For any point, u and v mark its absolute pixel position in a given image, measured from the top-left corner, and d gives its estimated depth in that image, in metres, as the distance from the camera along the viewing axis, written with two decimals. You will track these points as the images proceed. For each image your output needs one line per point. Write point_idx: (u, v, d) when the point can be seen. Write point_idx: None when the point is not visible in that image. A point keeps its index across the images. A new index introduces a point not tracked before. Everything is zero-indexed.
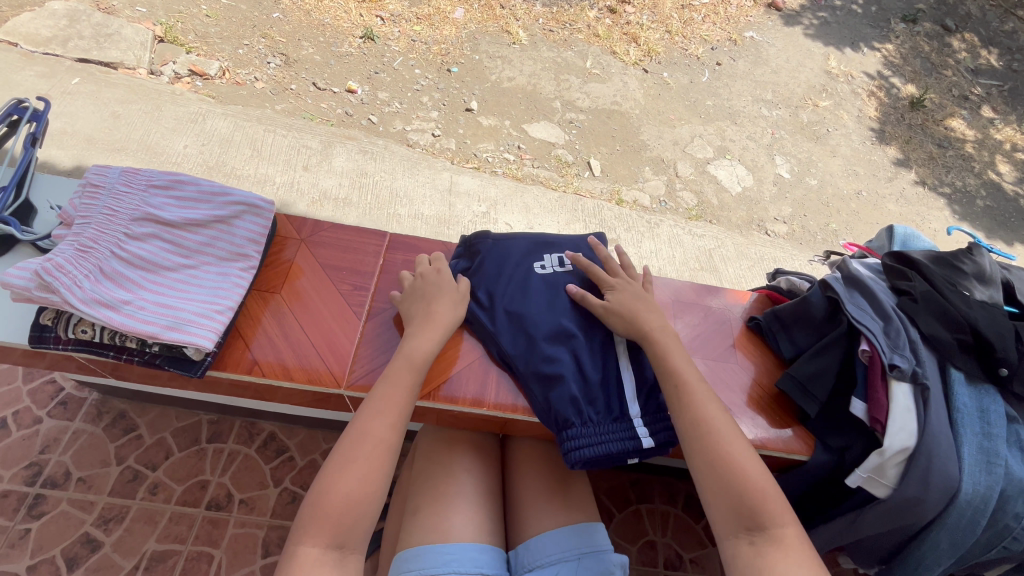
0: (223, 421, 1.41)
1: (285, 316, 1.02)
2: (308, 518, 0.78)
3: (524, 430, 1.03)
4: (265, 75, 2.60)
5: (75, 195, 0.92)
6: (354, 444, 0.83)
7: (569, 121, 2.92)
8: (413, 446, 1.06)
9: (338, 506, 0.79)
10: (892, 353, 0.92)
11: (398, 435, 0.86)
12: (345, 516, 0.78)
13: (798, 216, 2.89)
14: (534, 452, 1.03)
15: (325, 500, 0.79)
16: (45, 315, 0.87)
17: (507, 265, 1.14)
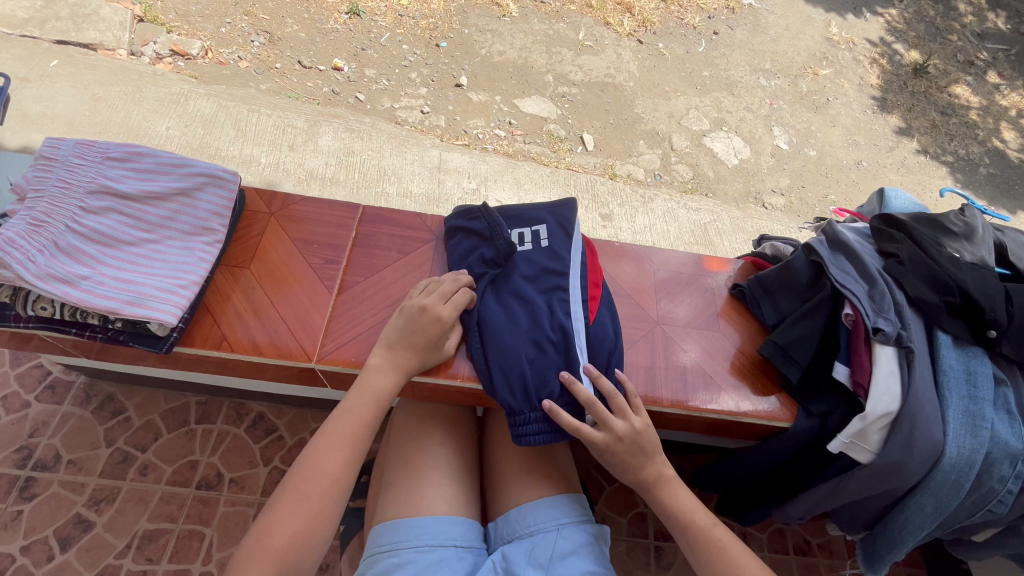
0: (212, 402, 1.41)
1: (257, 292, 1.01)
2: (314, 444, 0.85)
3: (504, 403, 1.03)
4: (249, 54, 2.54)
5: (28, 169, 0.90)
6: (304, 479, 0.82)
7: (561, 95, 2.85)
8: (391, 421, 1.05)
9: (282, 543, 0.77)
10: (875, 316, 0.90)
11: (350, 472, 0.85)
12: (347, 445, 0.86)
13: (796, 188, 2.84)
14: None
15: (270, 536, 0.78)
16: None
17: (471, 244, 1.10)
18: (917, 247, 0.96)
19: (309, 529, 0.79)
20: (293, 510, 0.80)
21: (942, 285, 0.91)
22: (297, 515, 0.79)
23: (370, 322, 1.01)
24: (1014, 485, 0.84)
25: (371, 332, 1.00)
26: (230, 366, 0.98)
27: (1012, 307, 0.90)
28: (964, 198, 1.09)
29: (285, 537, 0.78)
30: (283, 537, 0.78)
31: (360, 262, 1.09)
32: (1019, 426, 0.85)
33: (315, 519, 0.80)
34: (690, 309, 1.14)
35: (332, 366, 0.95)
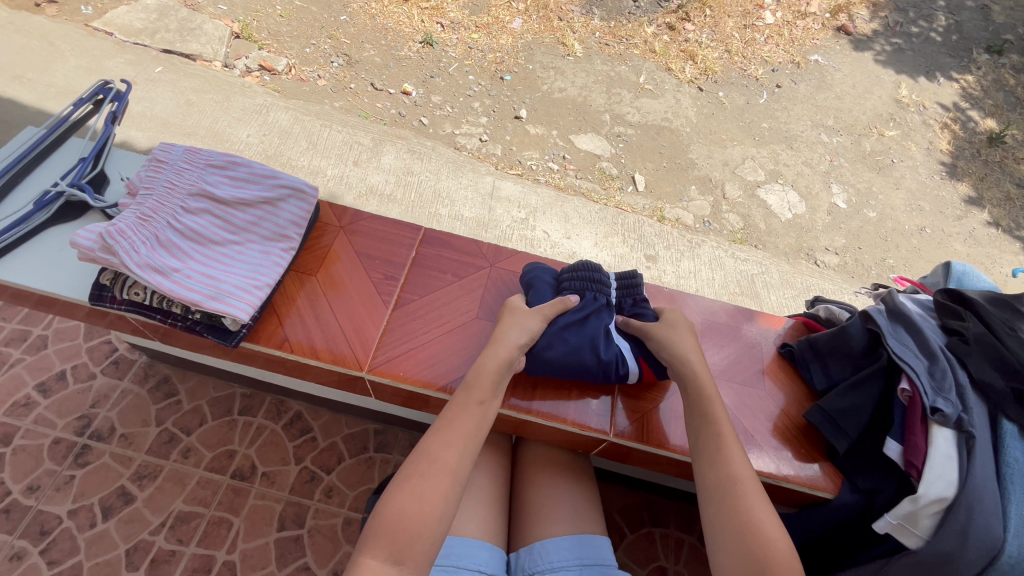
0: (255, 395, 1.48)
1: (320, 299, 1.07)
2: (433, 440, 0.86)
3: (538, 435, 1.04)
4: (328, 73, 2.74)
5: (140, 169, 1.00)
6: (424, 461, 0.83)
7: (617, 135, 2.91)
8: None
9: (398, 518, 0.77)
10: (934, 395, 0.87)
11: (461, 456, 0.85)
12: (463, 440, 0.87)
13: (852, 248, 2.75)
14: (547, 455, 1.05)
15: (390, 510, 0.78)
16: (105, 276, 0.95)
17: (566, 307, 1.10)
18: (985, 329, 0.92)
19: (431, 503, 0.79)
20: (426, 488, 0.80)
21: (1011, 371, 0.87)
22: (412, 492, 0.80)
23: (421, 339, 1.05)
24: None
25: (420, 348, 1.04)
26: (286, 364, 1.03)
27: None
28: None
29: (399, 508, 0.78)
30: (398, 507, 0.78)
31: (417, 281, 1.15)
32: None
33: (444, 505, 0.80)
34: (737, 364, 1.13)
35: (382, 376, 0.99)
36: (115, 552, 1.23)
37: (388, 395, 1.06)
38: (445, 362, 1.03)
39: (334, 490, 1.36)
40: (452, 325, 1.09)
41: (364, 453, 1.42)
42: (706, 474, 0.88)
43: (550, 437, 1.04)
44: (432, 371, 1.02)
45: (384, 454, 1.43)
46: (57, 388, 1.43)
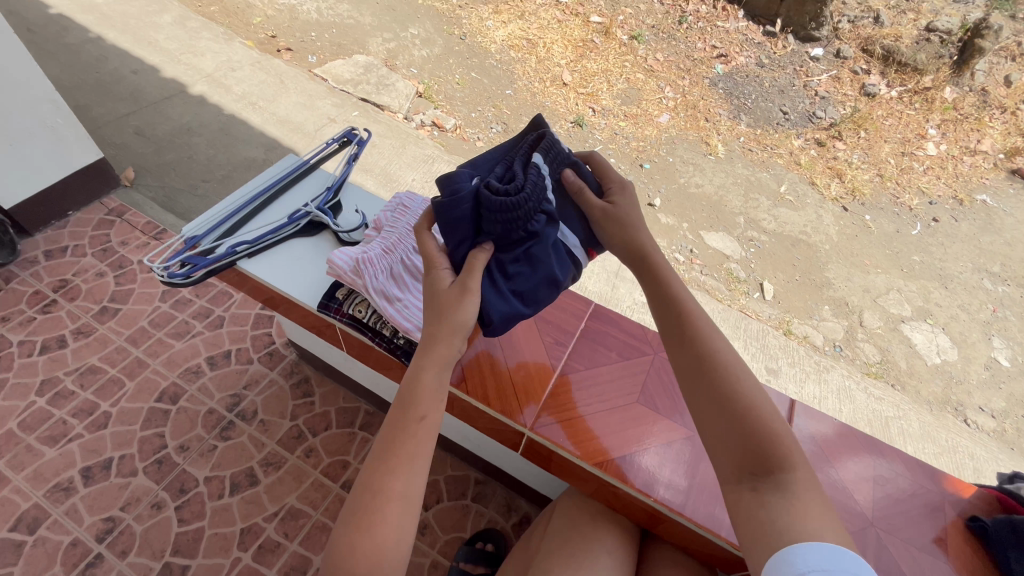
0: (376, 415, 1.58)
1: (494, 346, 1.14)
2: (379, 464, 0.76)
3: (679, 537, 0.97)
4: (486, 137, 3.05)
5: (387, 208, 1.14)
6: (374, 498, 0.73)
7: (749, 239, 2.87)
8: (555, 508, 1.09)
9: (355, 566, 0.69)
10: None
11: (418, 484, 0.76)
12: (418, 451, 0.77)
13: (1013, 414, 2.39)
14: (678, 561, 1.00)
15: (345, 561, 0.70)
16: (338, 290, 1.07)
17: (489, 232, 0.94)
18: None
19: (391, 547, 0.71)
20: (386, 525, 0.72)
21: None
22: (371, 537, 0.71)
23: (582, 409, 1.06)
24: None
25: (582, 420, 1.05)
26: (452, 402, 1.10)
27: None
28: None
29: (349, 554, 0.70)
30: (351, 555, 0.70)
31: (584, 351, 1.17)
32: None
33: (402, 539, 0.72)
34: (912, 525, 1.02)
35: (542, 438, 1.01)
36: (233, 528, 1.34)
37: (536, 456, 1.07)
38: (605, 440, 1.02)
39: (428, 528, 1.38)
40: (614, 402, 1.08)
41: (462, 499, 1.44)
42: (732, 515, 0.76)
43: (692, 545, 0.98)
44: (591, 447, 1.01)
45: (480, 506, 1.44)
46: (222, 364, 1.64)
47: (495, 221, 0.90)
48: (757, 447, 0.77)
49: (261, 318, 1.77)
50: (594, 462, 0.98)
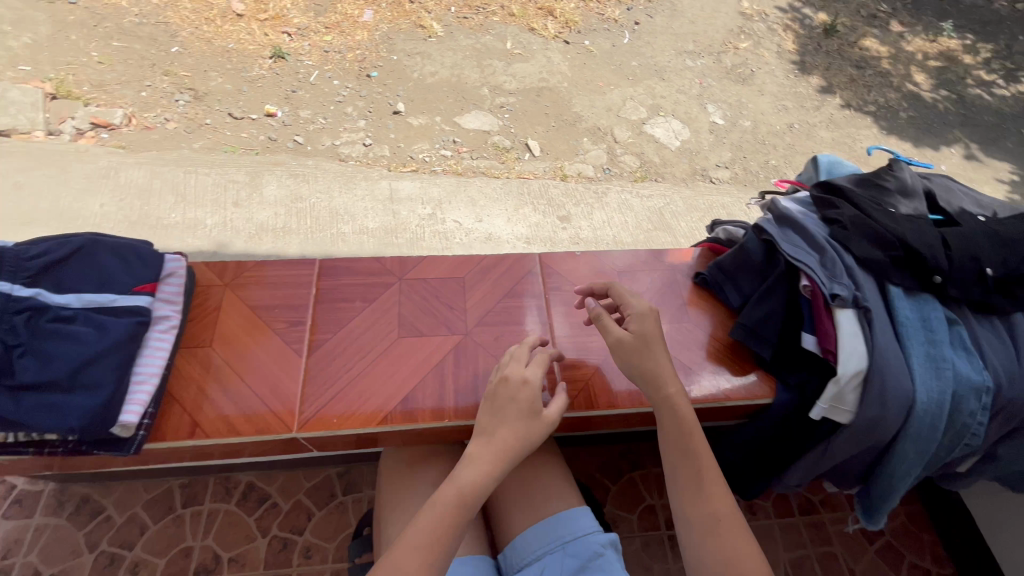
0: (196, 482, 1.35)
1: (219, 371, 1.05)
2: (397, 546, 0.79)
3: None
4: (175, 114, 2.47)
5: None
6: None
7: (500, 106, 2.89)
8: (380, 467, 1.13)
9: None
10: (830, 283, 0.91)
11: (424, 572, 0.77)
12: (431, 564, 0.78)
13: (739, 159, 2.95)
14: None
15: None
16: None
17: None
18: (858, 214, 0.97)
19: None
20: None
21: (885, 240, 0.92)
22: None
23: (343, 377, 1.06)
24: (983, 418, 0.85)
25: (349, 388, 1.04)
26: (209, 451, 1.02)
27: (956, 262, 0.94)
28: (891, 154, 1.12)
29: None
30: None
31: (328, 318, 1.14)
32: (977, 360, 0.87)
33: None
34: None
35: (314, 433, 0.99)
36: None
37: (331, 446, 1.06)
38: (380, 393, 1.04)
39: (313, 549, 1.29)
40: (373, 353, 1.10)
41: (333, 501, 1.35)
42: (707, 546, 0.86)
43: None
44: (367, 410, 1.02)
45: (355, 494, 1.37)
46: None
47: None
48: (720, 492, 0.90)
49: None
50: (372, 423, 1.00)
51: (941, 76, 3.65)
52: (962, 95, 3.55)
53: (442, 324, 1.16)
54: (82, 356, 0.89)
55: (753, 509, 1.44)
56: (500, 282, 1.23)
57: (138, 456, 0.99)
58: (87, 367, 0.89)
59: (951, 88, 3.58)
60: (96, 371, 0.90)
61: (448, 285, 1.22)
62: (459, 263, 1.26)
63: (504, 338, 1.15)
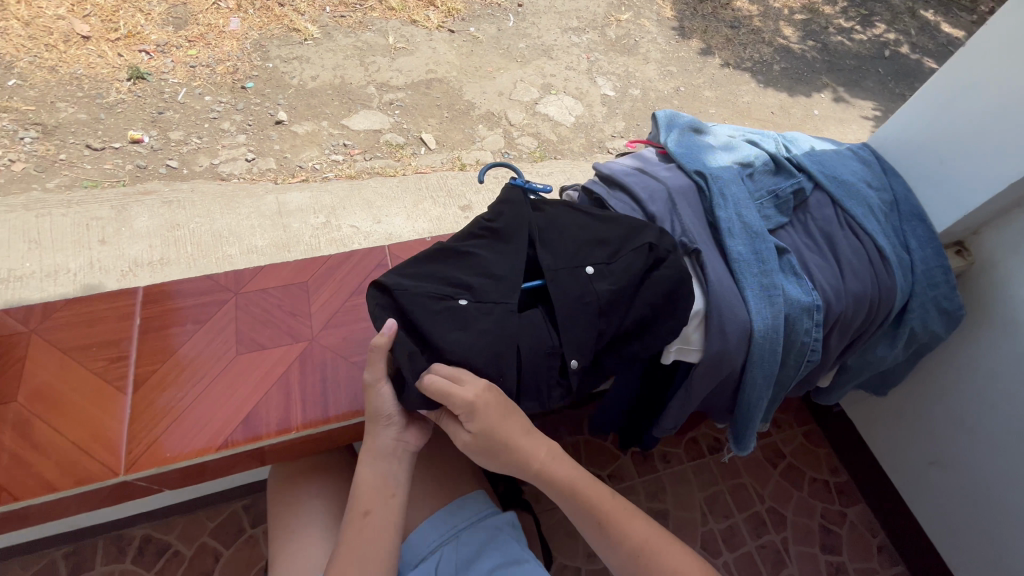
0: (82, 548, 1.25)
1: (36, 426, 1.02)
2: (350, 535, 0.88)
3: None
4: (21, 153, 2.23)
5: None
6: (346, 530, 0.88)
7: (390, 103, 2.82)
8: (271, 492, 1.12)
9: None
10: (657, 234, 0.92)
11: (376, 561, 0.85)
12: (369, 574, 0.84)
13: (632, 127, 3.05)
14: None
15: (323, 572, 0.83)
16: None
17: None
18: (494, 252, 0.93)
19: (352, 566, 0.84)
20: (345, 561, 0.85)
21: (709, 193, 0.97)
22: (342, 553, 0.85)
23: (178, 410, 1.07)
24: (817, 335, 0.92)
25: (188, 418, 1.06)
26: (32, 515, 0.97)
27: (776, 198, 1.01)
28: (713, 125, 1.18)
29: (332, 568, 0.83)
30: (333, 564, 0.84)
31: (150, 350, 1.14)
32: (806, 283, 0.93)
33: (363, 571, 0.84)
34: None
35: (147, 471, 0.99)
36: None
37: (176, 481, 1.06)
38: (220, 419, 1.06)
39: None
40: (214, 379, 1.12)
41: (241, 537, 1.29)
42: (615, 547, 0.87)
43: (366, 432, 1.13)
44: (205, 436, 1.05)
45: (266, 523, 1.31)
46: None
47: None
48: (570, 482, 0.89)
49: None
50: (211, 449, 1.02)
51: (806, 28, 3.91)
52: (826, 43, 3.83)
53: (286, 336, 1.20)
54: None
55: (667, 457, 1.50)
56: (345, 286, 1.29)
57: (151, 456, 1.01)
58: None
59: (815, 38, 3.85)
60: None
61: (290, 297, 1.26)
62: (305, 274, 1.31)
63: (352, 339, 1.20)
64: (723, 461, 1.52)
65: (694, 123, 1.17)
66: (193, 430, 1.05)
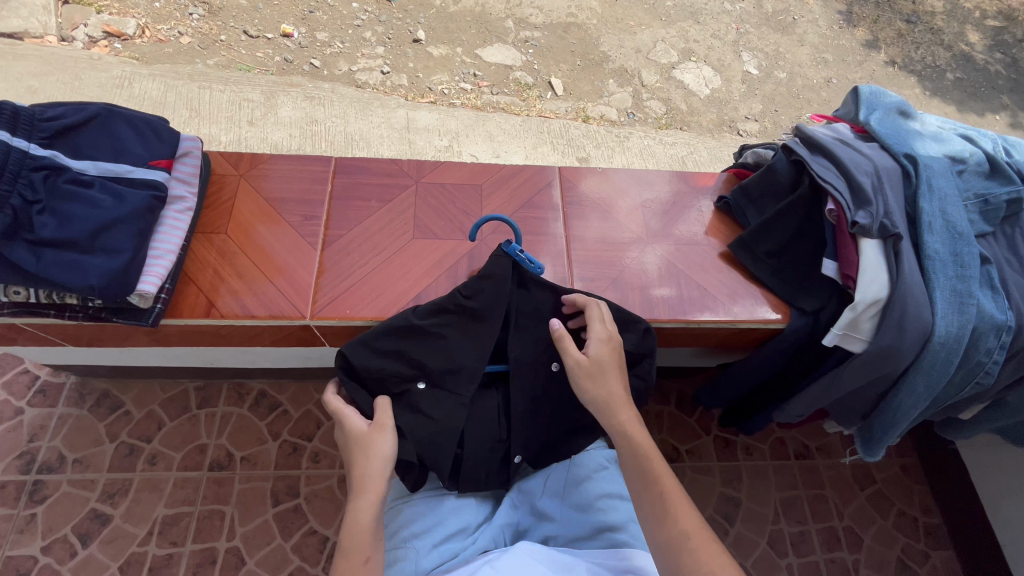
0: (210, 386, 1.40)
1: (234, 257, 1.14)
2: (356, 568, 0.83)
3: None
4: (189, 28, 2.39)
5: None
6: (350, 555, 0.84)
7: (525, 41, 2.74)
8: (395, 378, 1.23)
9: None
10: (855, 211, 1.02)
11: None
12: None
13: (769, 112, 2.82)
14: None
15: None
16: None
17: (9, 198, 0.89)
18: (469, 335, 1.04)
19: None
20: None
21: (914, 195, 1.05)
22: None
23: (355, 271, 1.16)
24: (998, 356, 0.96)
25: (364, 282, 1.15)
26: (222, 334, 1.12)
27: (985, 203, 1.03)
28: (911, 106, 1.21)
29: None
30: None
31: (342, 216, 1.23)
32: (1002, 301, 0.96)
33: None
34: (680, 225, 1.29)
35: (327, 320, 1.09)
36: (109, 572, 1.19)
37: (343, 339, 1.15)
38: (392, 289, 1.14)
39: (321, 454, 1.35)
40: (388, 251, 1.19)
41: None
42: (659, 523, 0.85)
43: None
44: (379, 304, 1.12)
45: None
46: None
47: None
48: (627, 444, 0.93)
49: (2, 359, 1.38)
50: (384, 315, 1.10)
51: (999, 36, 3.37)
52: (1019, 59, 3.30)
53: (456, 228, 1.24)
54: (100, 217, 0.93)
55: (750, 450, 1.46)
56: (516, 193, 1.31)
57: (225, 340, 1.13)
58: (88, 223, 0.92)
59: (1006, 50, 3.32)
60: (115, 232, 0.94)
61: (463, 192, 1.30)
62: (477, 174, 1.33)
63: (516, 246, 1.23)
64: (808, 469, 1.46)
65: (901, 106, 1.19)
66: (367, 294, 1.13)
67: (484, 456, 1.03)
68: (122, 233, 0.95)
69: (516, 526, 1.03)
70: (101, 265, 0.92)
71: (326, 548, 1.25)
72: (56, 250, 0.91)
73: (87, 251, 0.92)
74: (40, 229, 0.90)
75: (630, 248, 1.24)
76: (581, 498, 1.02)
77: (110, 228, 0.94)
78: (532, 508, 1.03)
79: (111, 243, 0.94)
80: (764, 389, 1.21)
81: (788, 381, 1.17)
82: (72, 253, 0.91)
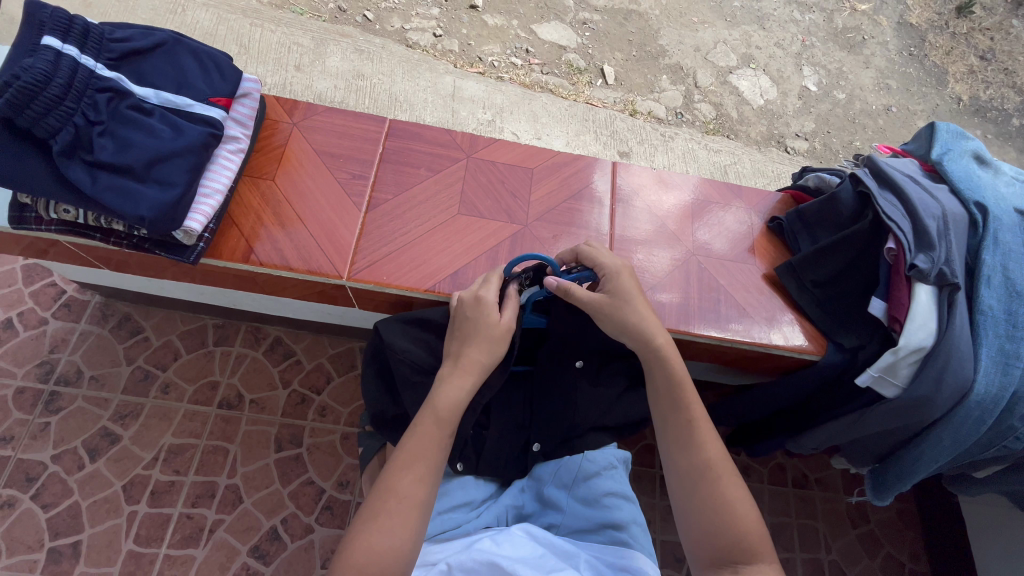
0: (228, 325, 1.41)
1: (275, 206, 1.14)
2: (375, 507, 0.83)
3: None
4: None
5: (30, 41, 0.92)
6: (379, 498, 0.83)
7: (582, 23, 2.65)
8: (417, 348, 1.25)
9: (365, 560, 0.78)
10: (915, 253, 1.00)
11: (403, 542, 0.80)
12: (409, 524, 0.82)
13: (821, 133, 2.74)
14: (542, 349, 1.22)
15: (353, 552, 0.78)
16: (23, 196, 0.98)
17: (70, 117, 0.90)
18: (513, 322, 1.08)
19: (387, 544, 0.79)
20: (380, 525, 0.81)
21: (974, 250, 1.04)
22: (372, 532, 0.80)
23: (397, 237, 1.15)
24: None
25: (403, 250, 1.14)
26: (256, 282, 1.13)
27: None
28: (987, 153, 1.20)
29: (363, 550, 0.78)
30: (360, 551, 0.78)
31: (390, 179, 1.22)
32: None
33: (395, 543, 0.80)
34: (726, 239, 1.27)
35: (364, 284, 1.10)
36: (112, 489, 1.23)
37: (374, 302, 1.16)
38: (430, 262, 1.14)
39: (327, 409, 1.36)
40: (433, 222, 1.19)
41: (352, 372, 1.41)
42: (691, 486, 0.89)
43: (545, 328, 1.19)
44: (417, 274, 1.12)
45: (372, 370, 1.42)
46: (7, 337, 1.33)
47: (53, 117, 0.88)
48: (677, 413, 0.94)
49: (32, 269, 1.41)
50: (421, 287, 1.10)
51: None
52: None
53: (501, 209, 1.23)
54: (156, 147, 0.93)
55: (749, 471, 1.46)
56: (566, 183, 1.29)
57: (275, 284, 1.13)
58: (145, 153, 0.93)
59: None
60: (168, 163, 0.94)
61: (512, 173, 1.28)
62: (529, 157, 1.31)
63: (562, 238, 1.22)
64: (803, 497, 1.45)
65: (977, 151, 1.18)
66: (405, 263, 1.13)
67: (507, 443, 1.07)
68: (175, 167, 0.95)
69: (520, 509, 1.04)
70: (150, 195, 0.92)
71: (321, 499, 1.28)
72: (110, 174, 0.91)
73: (139, 180, 0.92)
74: (96, 151, 0.91)
75: (674, 255, 1.23)
76: (585, 492, 1.01)
77: (165, 160, 0.94)
78: (539, 495, 1.04)
79: (164, 176, 0.94)
80: (781, 417, 1.21)
81: (809, 410, 1.15)
82: (125, 180, 0.92)
